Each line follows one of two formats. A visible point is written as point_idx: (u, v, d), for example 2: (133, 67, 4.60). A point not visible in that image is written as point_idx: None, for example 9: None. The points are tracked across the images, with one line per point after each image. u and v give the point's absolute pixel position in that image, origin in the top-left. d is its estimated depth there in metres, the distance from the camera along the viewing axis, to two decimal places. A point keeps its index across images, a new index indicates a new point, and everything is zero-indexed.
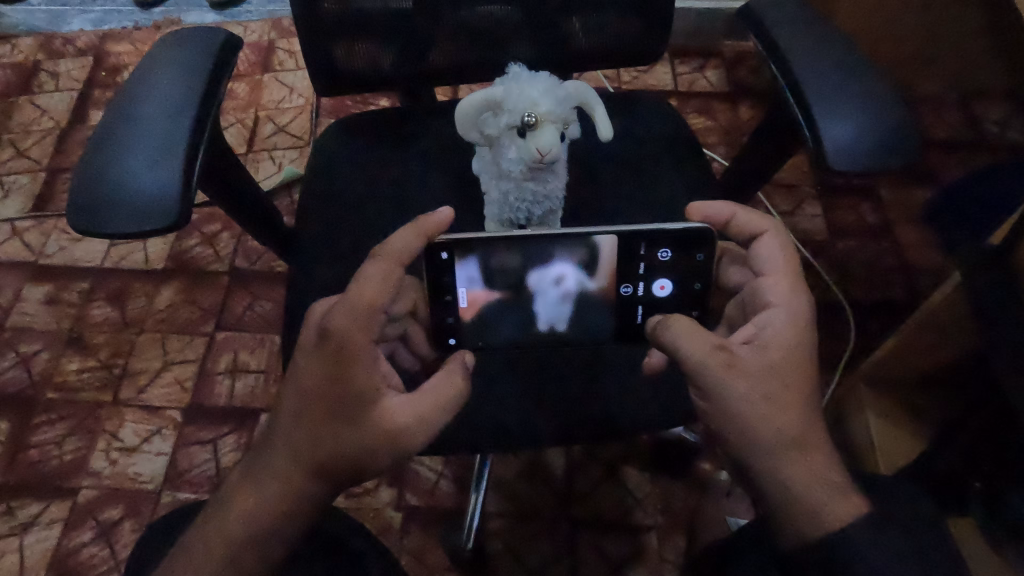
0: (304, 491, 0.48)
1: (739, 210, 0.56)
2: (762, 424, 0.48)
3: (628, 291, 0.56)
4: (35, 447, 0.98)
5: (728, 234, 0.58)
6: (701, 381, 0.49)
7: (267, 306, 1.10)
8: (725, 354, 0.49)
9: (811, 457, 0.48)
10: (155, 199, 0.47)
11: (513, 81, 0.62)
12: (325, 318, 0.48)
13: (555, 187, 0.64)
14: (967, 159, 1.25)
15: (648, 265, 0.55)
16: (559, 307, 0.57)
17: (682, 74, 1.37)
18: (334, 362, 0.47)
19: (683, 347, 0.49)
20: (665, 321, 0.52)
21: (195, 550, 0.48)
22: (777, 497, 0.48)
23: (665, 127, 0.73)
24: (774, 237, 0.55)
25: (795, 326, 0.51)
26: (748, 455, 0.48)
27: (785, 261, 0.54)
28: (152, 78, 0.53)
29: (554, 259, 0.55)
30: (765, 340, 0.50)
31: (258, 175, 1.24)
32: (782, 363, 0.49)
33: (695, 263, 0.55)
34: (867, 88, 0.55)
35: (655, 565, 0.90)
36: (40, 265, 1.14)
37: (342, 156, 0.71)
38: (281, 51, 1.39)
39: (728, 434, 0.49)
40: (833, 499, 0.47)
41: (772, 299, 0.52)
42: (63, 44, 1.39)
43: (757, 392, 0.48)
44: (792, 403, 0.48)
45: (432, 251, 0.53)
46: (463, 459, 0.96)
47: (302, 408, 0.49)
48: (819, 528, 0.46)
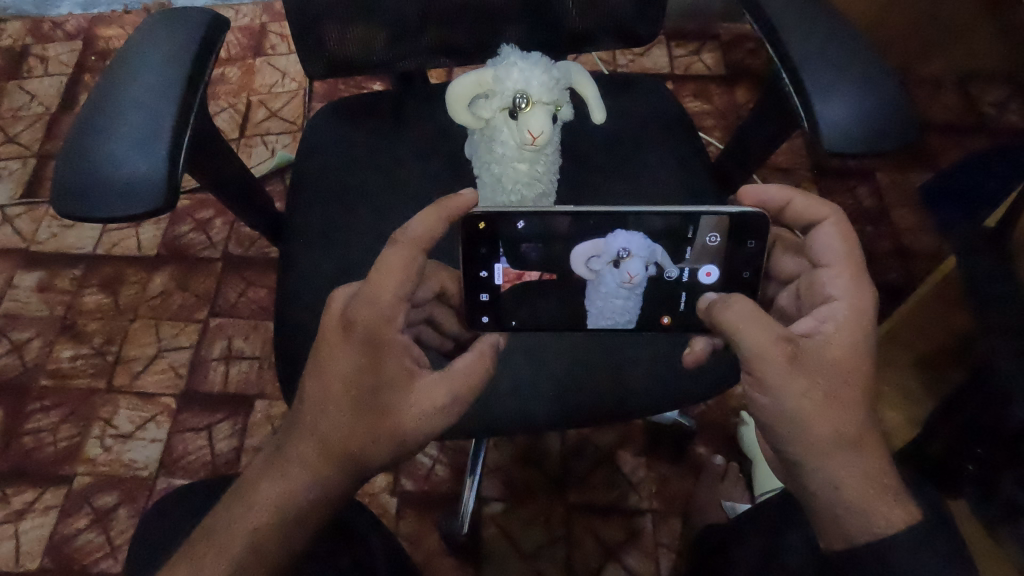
0: (334, 478, 0.48)
1: (796, 196, 0.53)
2: (818, 420, 0.46)
3: (673, 276, 0.55)
4: (29, 434, 0.98)
5: (783, 220, 0.55)
6: (759, 372, 0.47)
7: (261, 291, 1.09)
8: (792, 347, 0.46)
9: (865, 458, 0.46)
10: (141, 181, 0.47)
11: (506, 61, 0.62)
12: (346, 309, 0.47)
13: (547, 169, 0.63)
14: (966, 142, 1.24)
15: (694, 250, 0.54)
16: (614, 296, 0.56)
17: (679, 57, 1.35)
18: (375, 351, 0.47)
19: (744, 335, 0.47)
20: (726, 302, 0.49)
21: (218, 537, 0.47)
22: (825, 498, 0.46)
23: (661, 108, 0.72)
24: (834, 225, 0.52)
25: (858, 321, 0.48)
26: (800, 454, 0.47)
27: (848, 251, 0.51)
28: (138, 57, 0.52)
29: (612, 237, 0.54)
30: (827, 334, 0.48)
31: (251, 161, 1.23)
32: (845, 361, 0.47)
33: (746, 249, 0.53)
34: (865, 67, 0.54)
35: (649, 548, 0.90)
36: (32, 252, 1.13)
37: (336, 136, 0.70)
38: (274, 35, 1.38)
39: (781, 430, 0.47)
40: (885, 501, 0.46)
41: (835, 292, 0.50)
42: (52, 28, 1.37)
43: (817, 389, 0.46)
44: (853, 401, 0.46)
45: (469, 222, 0.52)
46: (458, 444, 0.96)
47: (329, 400, 0.47)
48: (871, 532, 0.46)
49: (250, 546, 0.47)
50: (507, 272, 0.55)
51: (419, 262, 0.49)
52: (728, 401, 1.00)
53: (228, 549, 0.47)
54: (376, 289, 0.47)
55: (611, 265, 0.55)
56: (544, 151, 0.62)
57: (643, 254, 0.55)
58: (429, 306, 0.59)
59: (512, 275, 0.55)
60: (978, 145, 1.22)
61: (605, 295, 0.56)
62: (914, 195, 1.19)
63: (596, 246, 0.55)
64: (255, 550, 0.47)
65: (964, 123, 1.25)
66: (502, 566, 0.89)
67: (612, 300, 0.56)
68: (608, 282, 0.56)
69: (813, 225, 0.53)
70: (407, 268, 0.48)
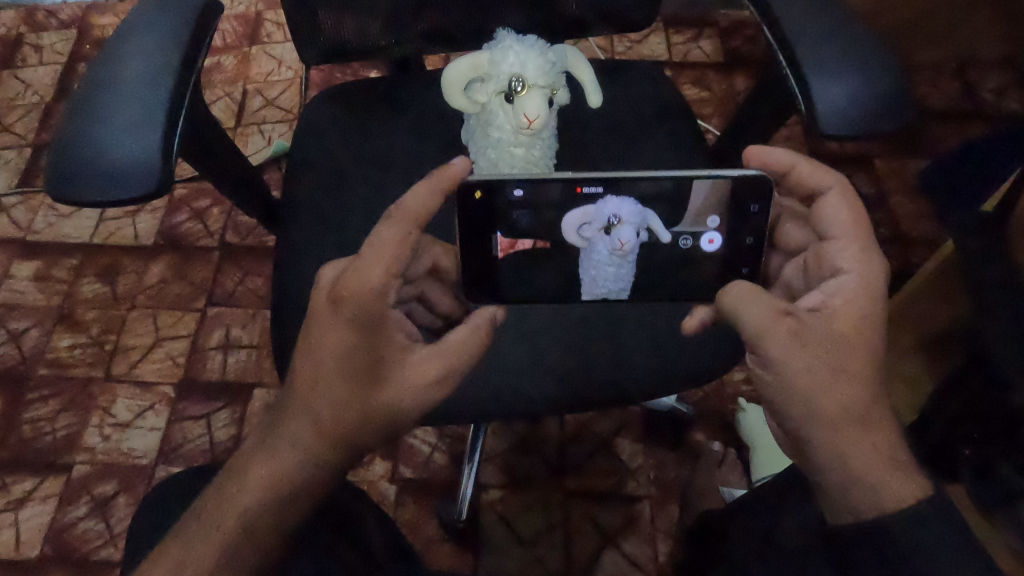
0: (329, 458, 0.48)
1: (800, 162, 0.52)
2: (824, 397, 0.46)
3: (688, 244, 0.55)
4: (28, 423, 0.98)
5: (786, 185, 0.54)
6: (761, 349, 0.47)
7: (258, 280, 1.09)
8: (790, 321, 0.47)
9: (874, 434, 0.46)
10: (135, 165, 0.47)
11: (502, 44, 0.62)
12: (336, 283, 0.47)
13: (543, 154, 0.63)
14: (964, 128, 1.23)
15: (694, 219, 0.54)
16: (606, 264, 0.56)
17: (678, 44, 1.34)
18: (365, 326, 0.47)
19: (743, 314, 0.48)
20: (727, 287, 0.50)
21: (212, 517, 0.48)
22: (834, 474, 0.46)
23: (658, 93, 0.71)
24: (839, 193, 0.51)
25: (867, 293, 0.48)
26: (807, 430, 0.46)
27: (854, 220, 0.51)
28: (131, 40, 0.52)
29: (601, 205, 0.54)
30: (835, 308, 0.48)
31: (248, 150, 1.23)
32: (851, 333, 0.47)
33: (748, 213, 0.53)
34: (862, 51, 0.54)
35: (647, 534, 0.91)
36: (28, 241, 1.12)
37: (331, 124, 0.70)
38: (269, 22, 1.37)
39: (786, 407, 0.47)
40: (896, 478, 0.45)
41: (842, 265, 0.50)
42: (46, 16, 1.36)
43: (821, 364, 0.46)
44: (861, 376, 0.46)
45: (466, 190, 0.52)
46: (457, 431, 0.96)
47: (321, 376, 0.47)
48: (879, 508, 0.45)
49: (242, 525, 0.47)
50: (500, 240, 0.55)
51: (416, 237, 0.48)
52: (725, 387, 1.00)
53: (220, 530, 0.47)
54: (369, 263, 0.47)
55: (601, 232, 0.55)
56: (541, 135, 0.62)
57: (633, 221, 0.55)
58: (422, 282, 0.58)
59: (505, 243, 0.55)
60: (977, 132, 1.22)
61: (597, 263, 0.56)
62: (912, 182, 1.19)
63: (586, 213, 0.55)
64: (247, 530, 0.47)
65: (963, 109, 1.25)
66: (498, 551, 0.89)
67: (604, 269, 0.56)
68: (600, 249, 0.56)
69: (816, 194, 0.53)
70: (405, 242, 0.48)
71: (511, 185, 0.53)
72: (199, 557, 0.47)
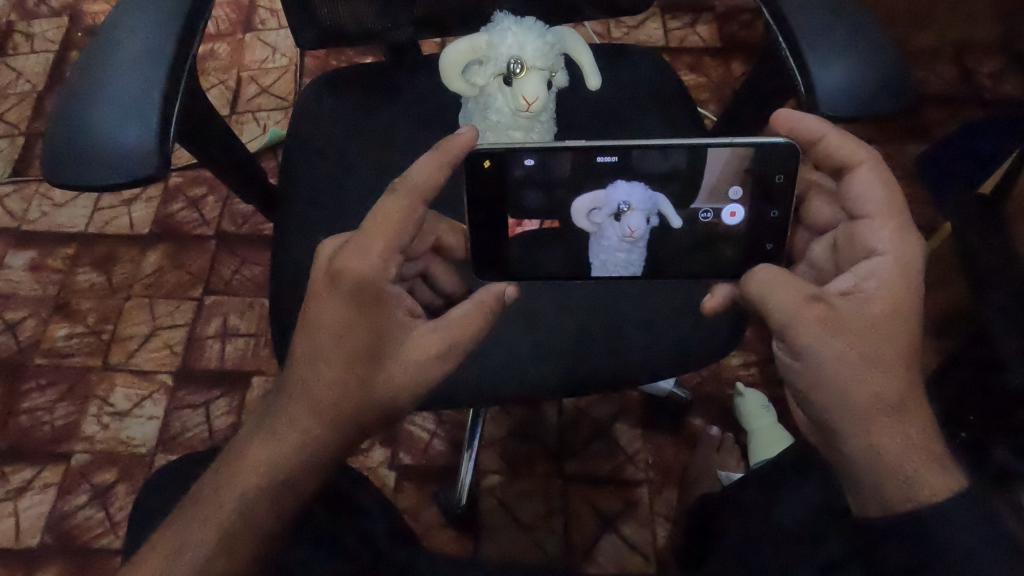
0: (328, 437, 0.48)
1: (830, 133, 0.52)
2: (860, 386, 0.45)
3: (708, 217, 0.55)
4: (26, 413, 0.98)
5: (815, 156, 0.54)
6: (791, 338, 0.47)
7: (255, 269, 1.09)
8: (821, 306, 0.46)
9: (910, 423, 0.46)
10: (132, 150, 0.46)
11: (500, 26, 0.62)
12: (334, 259, 0.48)
13: (541, 138, 0.63)
14: (962, 113, 1.23)
15: (716, 195, 0.54)
16: (617, 249, 0.57)
17: (674, 30, 1.34)
18: (362, 302, 0.47)
19: (771, 301, 0.48)
20: (753, 271, 0.50)
21: (207, 501, 0.48)
22: (867, 466, 0.46)
23: (656, 75, 0.71)
24: (870, 169, 0.51)
25: (903, 275, 0.48)
26: (841, 423, 0.46)
27: (887, 197, 0.50)
28: (126, 23, 0.51)
29: (613, 189, 0.55)
30: (868, 292, 0.48)
31: (243, 138, 1.22)
32: (884, 319, 0.47)
33: (772, 183, 0.52)
34: (860, 34, 0.53)
35: (646, 518, 0.91)
36: (23, 231, 1.12)
37: (328, 108, 0.70)
38: (263, 9, 1.36)
39: (818, 396, 0.46)
40: (932, 472, 0.45)
41: (878, 245, 0.50)
42: (37, 4, 1.35)
43: (855, 352, 0.45)
44: (896, 362, 0.45)
45: (474, 160, 0.52)
46: (455, 418, 0.96)
47: (318, 353, 0.47)
48: (914, 504, 0.45)
49: (239, 506, 0.47)
50: (506, 221, 0.55)
51: (420, 213, 0.49)
52: (722, 373, 1.00)
53: (215, 516, 0.47)
54: (369, 239, 0.48)
55: (612, 218, 0.55)
56: (540, 118, 0.62)
57: (644, 207, 0.55)
58: (426, 257, 0.58)
59: (512, 224, 0.55)
60: (973, 116, 1.22)
61: (607, 249, 0.57)
62: (908, 166, 1.18)
63: (596, 199, 0.55)
64: (245, 514, 0.47)
65: (960, 93, 1.25)
66: (497, 536, 0.90)
67: (615, 254, 0.57)
68: (610, 235, 0.56)
69: (846, 167, 0.52)
70: (404, 219, 0.48)
71: (521, 156, 0.52)
72: (196, 542, 0.46)
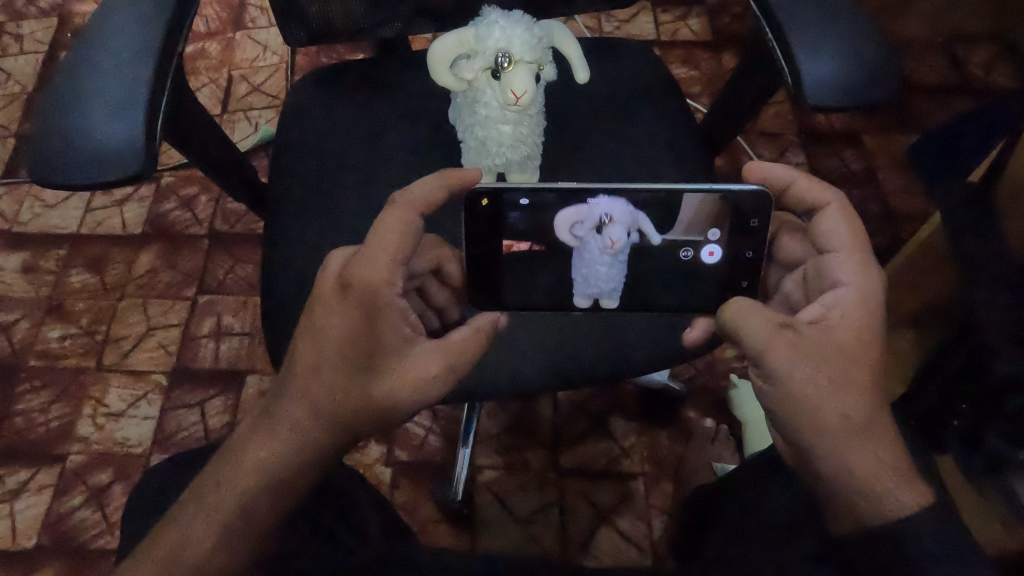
0: (326, 443, 0.48)
1: (800, 177, 0.53)
2: (828, 405, 0.46)
3: (688, 255, 0.55)
4: (20, 415, 0.98)
5: (785, 200, 0.55)
6: (765, 364, 0.47)
7: (248, 268, 1.09)
8: (789, 334, 0.47)
9: (879, 442, 0.46)
10: (118, 149, 0.46)
11: (488, 20, 0.61)
12: (344, 268, 0.48)
13: (531, 131, 0.63)
14: (953, 103, 1.23)
15: (696, 235, 0.54)
16: (598, 263, 0.56)
17: (665, 23, 1.34)
18: (369, 311, 0.47)
19: (744, 329, 0.48)
20: (725, 303, 0.51)
21: (207, 498, 0.47)
22: (837, 481, 0.47)
23: (643, 70, 0.71)
24: (838, 209, 0.52)
25: (865, 306, 0.49)
26: (812, 443, 0.47)
27: (852, 235, 0.51)
28: (111, 21, 0.51)
29: (595, 203, 0.54)
30: (833, 320, 0.48)
31: (235, 137, 1.22)
32: (848, 346, 0.47)
33: (749, 227, 0.53)
34: (847, 23, 0.54)
35: (642, 511, 0.91)
36: (15, 233, 1.11)
37: (318, 106, 0.70)
38: (253, 8, 1.35)
39: (789, 417, 0.47)
40: (899, 487, 0.46)
41: (841, 277, 0.50)
42: (26, 5, 1.34)
43: (822, 375, 0.46)
44: (862, 385, 0.46)
45: (472, 199, 0.53)
46: (451, 414, 0.96)
47: (323, 359, 0.48)
48: (882, 516, 0.46)
49: (239, 506, 0.47)
50: (500, 243, 0.55)
51: (417, 227, 0.50)
52: (717, 365, 1.01)
53: (216, 513, 0.47)
54: (376, 250, 0.48)
55: (594, 231, 0.55)
56: (529, 111, 0.62)
57: (625, 221, 0.55)
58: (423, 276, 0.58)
59: (505, 245, 0.55)
60: (964, 106, 1.22)
61: (589, 262, 0.56)
62: (900, 157, 1.18)
63: (579, 212, 0.54)
64: (245, 513, 0.47)
65: (950, 84, 1.25)
66: (494, 530, 0.90)
67: (597, 267, 0.56)
68: (592, 248, 0.55)
69: (814, 208, 0.53)
70: (405, 233, 0.49)
71: (517, 194, 0.53)
72: (197, 540, 0.46)
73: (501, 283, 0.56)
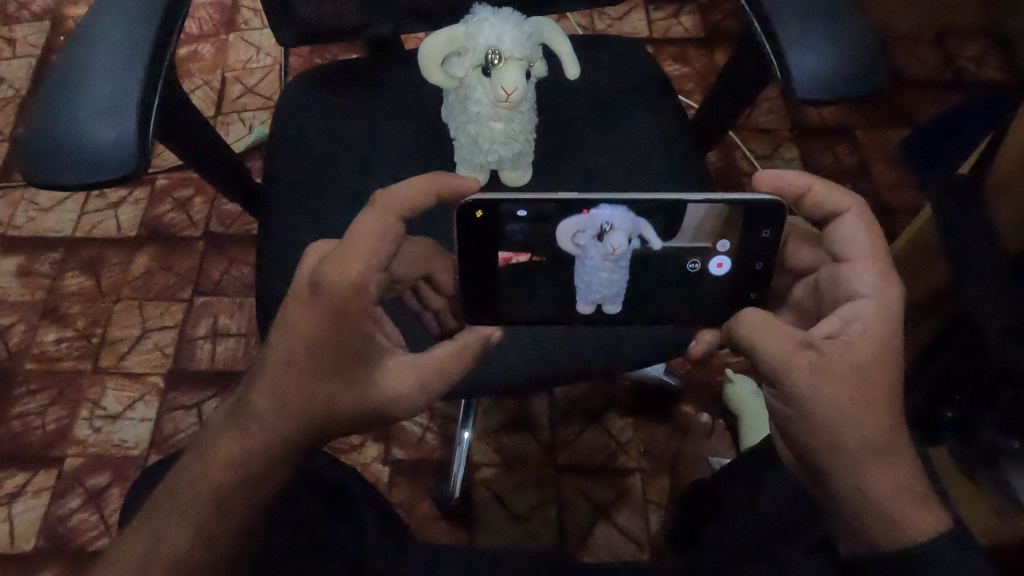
0: (297, 443, 0.48)
1: (817, 184, 0.52)
2: (849, 429, 0.45)
3: (695, 267, 0.56)
4: (17, 418, 0.98)
5: (800, 208, 0.54)
6: (784, 383, 0.47)
7: (243, 270, 1.09)
8: (811, 353, 0.47)
9: (896, 465, 0.46)
10: (111, 148, 0.46)
11: (477, 18, 0.62)
12: (315, 270, 0.47)
13: (523, 128, 0.63)
14: (945, 97, 1.23)
15: (704, 246, 0.54)
16: (600, 272, 0.56)
17: (658, 20, 1.34)
18: (339, 318, 0.46)
19: (762, 342, 0.48)
20: (741, 314, 0.51)
21: (182, 494, 0.48)
22: (854, 505, 0.46)
23: (635, 67, 0.71)
24: (857, 216, 0.51)
25: (886, 319, 0.48)
26: (829, 467, 0.46)
27: (872, 243, 0.50)
28: (102, 23, 0.51)
29: (597, 212, 0.54)
30: (852, 334, 0.48)
31: (229, 139, 1.22)
32: (869, 362, 0.46)
33: (759, 238, 0.53)
34: (835, 17, 0.54)
35: (639, 504, 0.92)
36: (10, 237, 1.11)
37: (311, 105, 0.70)
38: (246, 9, 1.35)
39: (808, 440, 0.47)
40: (916, 511, 0.45)
41: (861, 289, 0.50)
42: (18, 8, 1.34)
43: (846, 396, 0.46)
44: (884, 407, 0.46)
45: (466, 211, 0.52)
46: (448, 412, 0.97)
47: (293, 360, 0.47)
48: (899, 543, 0.45)
49: (214, 504, 0.47)
50: (496, 256, 0.55)
51: (398, 228, 0.49)
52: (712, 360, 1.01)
53: (193, 509, 0.47)
54: (348, 255, 0.47)
55: (595, 239, 0.55)
56: (521, 108, 0.62)
57: (626, 228, 0.55)
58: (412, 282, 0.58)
59: (501, 258, 0.55)
60: (955, 100, 1.23)
61: (592, 270, 0.56)
62: (893, 152, 1.19)
63: (580, 221, 0.54)
64: (219, 509, 0.47)
65: (941, 78, 1.25)
66: (489, 527, 0.90)
67: (598, 275, 0.56)
68: (593, 257, 0.55)
69: (834, 215, 0.52)
70: (383, 233, 0.48)
71: (512, 207, 0.53)
72: (173, 537, 0.46)
73: (496, 292, 0.56)
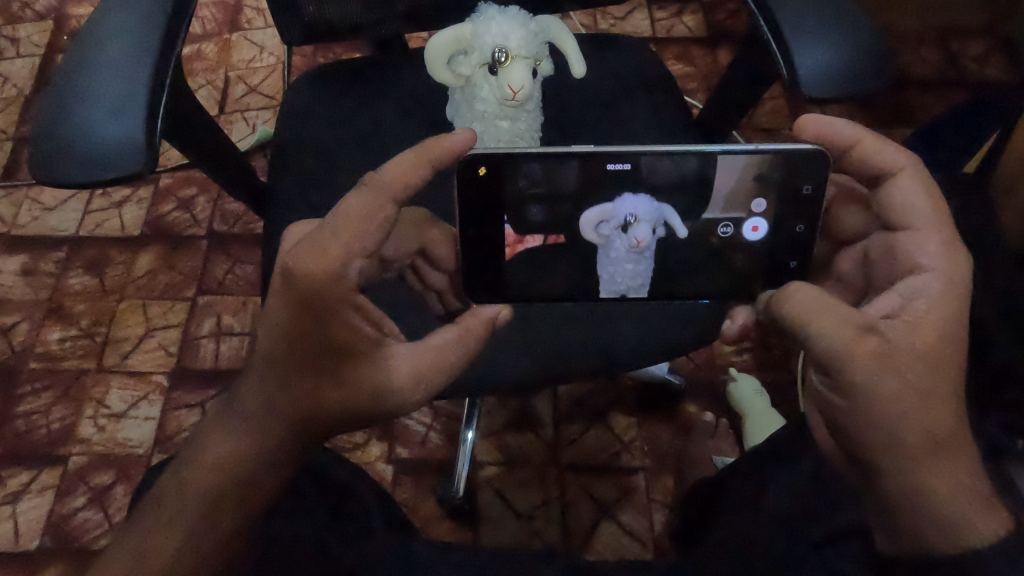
0: (287, 442, 0.48)
1: (866, 136, 0.51)
2: (908, 423, 0.45)
3: (728, 231, 0.55)
4: (21, 417, 0.98)
5: (847, 161, 0.53)
6: (837, 372, 0.46)
7: (247, 268, 1.09)
8: (874, 338, 0.45)
9: (953, 462, 0.45)
10: (118, 148, 0.47)
11: (482, 16, 0.62)
12: (288, 259, 0.47)
13: (528, 126, 0.63)
14: (948, 96, 1.23)
15: (739, 212, 0.54)
16: (624, 261, 0.56)
17: (661, 20, 1.34)
18: (316, 311, 0.46)
19: (815, 321, 0.46)
20: (789, 288, 0.48)
21: (171, 499, 0.48)
22: (910, 504, 0.46)
23: (640, 66, 0.71)
24: (913, 174, 0.50)
25: (951, 294, 0.47)
26: (886, 462, 0.46)
27: (932, 208, 0.50)
28: (108, 22, 0.51)
29: (621, 199, 0.54)
30: (914, 316, 0.46)
31: (233, 137, 1.22)
32: (932, 348, 0.46)
33: (801, 195, 0.52)
34: (841, 15, 0.54)
35: (643, 504, 0.92)
36: (14, 236, 1.11)
37: (316, 102, 0.70)
38: (249, 9, 1.35)
39: (864, 436, 0.46)
40: (979, 515, 0.44)
41: (924, 261, 0.48)
42: (21, 8, 1.34)
43: (909, 388, 0.45)
44: (946, 399, 0.45)
45: (469, 166, 0.51)
46: (451, 410, 0.97)
47: (275, 356, 0.47)
48: (957, 544, 0.44)
49: (202, 506, 0.47)
50: (507, 235, 0.55)
51: (388, 212, 0.48)
52: (715, 360, 1.01)
53: (180, 514, 0.47)
54: (327, 241, 0.46)
55: (619, 230, 0.55)
56: (526, 106, 0.62)
57: (650, 218, 0.55)
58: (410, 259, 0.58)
59: (511, 237, 0.55)
60: (958, 99, 1.23)
61: (615, 260, 0.57)
62: None
63: (604, 212, 0.55)
64: (208, 511, 0.47)
65: (944, 77, 1.25)
66: (492, 527, 0.90)
67: (621, 266, 0.57)
68: (617, 247, 0.56)
69: (886, 174, 0.51)
70: (369, 216, 0.47)
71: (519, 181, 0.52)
72: (159, 542, 0.47)
73: (502, 285, 0.57)
